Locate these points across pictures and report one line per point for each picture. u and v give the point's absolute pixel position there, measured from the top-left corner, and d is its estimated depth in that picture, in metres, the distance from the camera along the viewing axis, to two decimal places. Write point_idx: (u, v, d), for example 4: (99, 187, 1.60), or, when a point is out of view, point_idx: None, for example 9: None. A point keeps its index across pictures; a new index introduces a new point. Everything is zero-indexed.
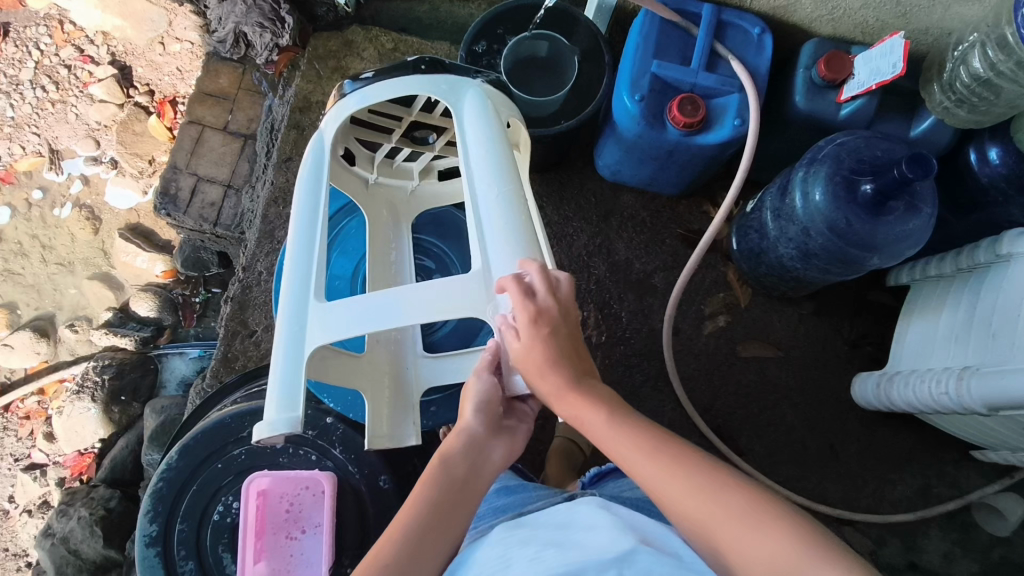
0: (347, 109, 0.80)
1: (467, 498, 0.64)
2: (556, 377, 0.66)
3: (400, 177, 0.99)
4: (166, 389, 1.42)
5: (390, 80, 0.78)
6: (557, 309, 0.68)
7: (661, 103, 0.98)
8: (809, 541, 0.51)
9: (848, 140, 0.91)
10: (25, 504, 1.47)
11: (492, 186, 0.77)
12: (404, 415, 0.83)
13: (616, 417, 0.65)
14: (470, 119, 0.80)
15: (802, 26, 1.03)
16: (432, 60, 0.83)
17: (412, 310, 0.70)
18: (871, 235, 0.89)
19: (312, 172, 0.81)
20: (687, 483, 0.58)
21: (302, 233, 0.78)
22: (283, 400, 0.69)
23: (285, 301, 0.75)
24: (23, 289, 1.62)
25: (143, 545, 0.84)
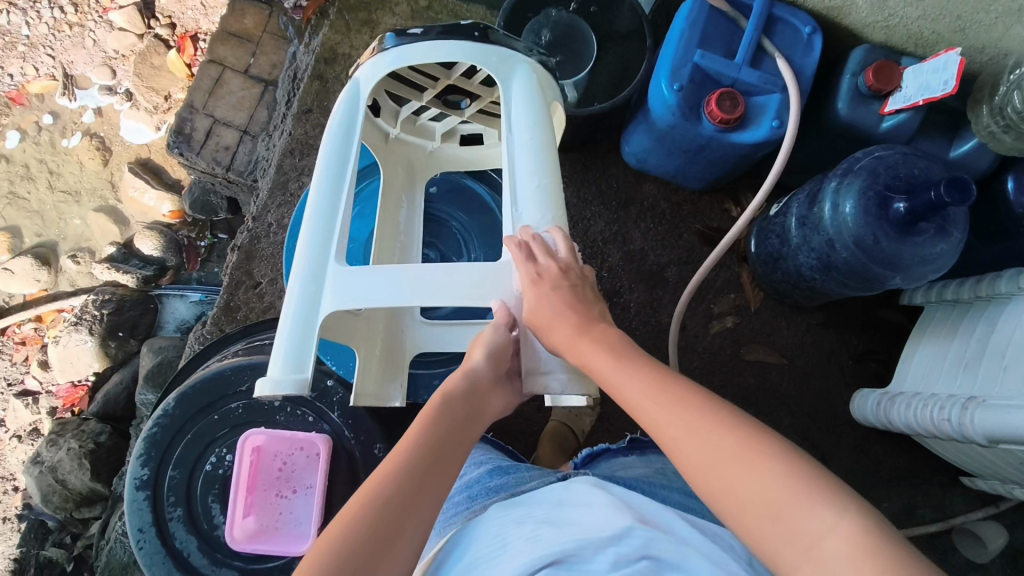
0: (388, 69, 0.76)
1: (468, 434, 0.64)
2: (564, 328, 0.68)
3: (422, 136, 0.96)
4: (165, 330, 1.40)
5: (437, 46, 0.75)
6: (557, 270, 0.71)
7: (699, 95, 0.95)
8: (805, 482, 0.49)
9: (886, 154, 0.88)
10: (16, 429, 1.47)
11: (531, 175, 0.76)
12: (388, 381, 0.84)
13: (622, 359, 0.65)
14: (516, 99, 0.79)
15: (854, 31, 0.99)
16: (487, 29, 0.78)
17: (427, 295, 0.68)
18: (896, 254, 0.87)
19: (343, 127, 0.79)
20: (691, 425, 0.56)
21: (326, 188, 0.76)
22: (290, 359, 0.69)
23: (302, 258, 0.73)
24: (27, 215, 1.60)
25: (132, 488, 0.83)
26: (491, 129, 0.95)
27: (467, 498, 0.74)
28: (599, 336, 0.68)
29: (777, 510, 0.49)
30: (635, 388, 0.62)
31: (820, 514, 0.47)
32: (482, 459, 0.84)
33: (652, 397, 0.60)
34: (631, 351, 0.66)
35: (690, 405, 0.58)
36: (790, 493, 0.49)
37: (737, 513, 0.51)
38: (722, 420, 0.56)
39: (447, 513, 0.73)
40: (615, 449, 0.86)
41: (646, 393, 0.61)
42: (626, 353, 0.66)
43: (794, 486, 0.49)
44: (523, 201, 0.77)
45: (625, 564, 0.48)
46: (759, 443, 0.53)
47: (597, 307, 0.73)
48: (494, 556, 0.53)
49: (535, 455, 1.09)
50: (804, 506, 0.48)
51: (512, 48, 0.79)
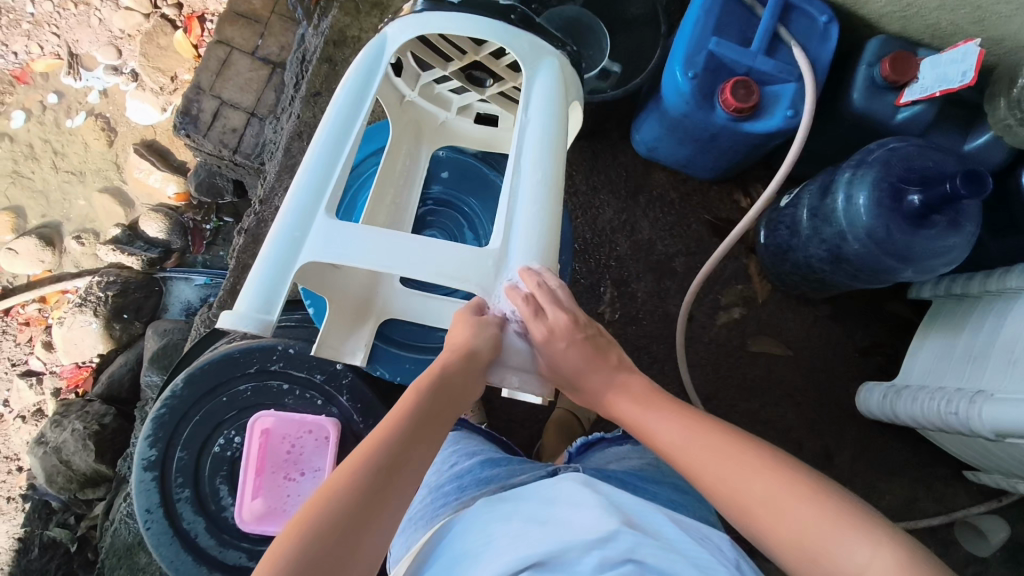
0: (414, 26, 0.75)
1: (455, 409, 0.65)
2: (596, 376, 0.70)
3: (436, 104, 0.94)
4: (169, 313, 1.39)
5: (469, 18, 0.74)
6: (566, 321, 0.69)
7: (713, 83, 0.95)
8: (837, 511, 0.51)
9: (900, 146, 0.88)
10: (20, 410, 1.47)
11: (536, 170, 0.75)
12: (356, 336, 0.83)
13: (646, 402, 0.67)
14: (537, 94, 0.78)
15: (871, 21, 0.98)
16: (523, 14, 0.79)
17: (415, 266, 0.69)
18: (908, 247, 0.87)
19: (361, 77, 0.77)
20: (712, 472, 0.58)
21: (329, 136, 0.76)
22: (258, 298, 0.69)
23: (291, 202, 0.72)
24: (31, 194, 1.58)
25: (140, 468, 0.83)
26: (508, 114, 0.93)
27: (456, 489, 0.73)
28: (622, 381, 0.69)
29: (819, 549, 0.50)
30: (666, 434, 0.63)
31: (854, 547, 0.49)
32: (472, 451, 0.83)
33: (677, 443, 0.62)
34: (658, 394, 0.68)
35: (717, 447, 0.59)
36: (828, 526, 0.51)
37: (781, 553, 0.53)
38: (742, 457, 0.58)
39: (435, 502, 0.72)
40: (609, 439, 0.85)
41: (671, 440, 0.62)
42: (657, 397, 0.67)
43: (828, 526, 0.51)
44: (522, 194, 0.75)
45: (610, 567, 0.48)
46: (787, 484, 0.54)
47: (614, 351, 0.72)
48: (479, 553, 0.53)
49: (538, 444, 1.09)
50: (842, 540, 0.50)
51: (544, 40, 0.79)
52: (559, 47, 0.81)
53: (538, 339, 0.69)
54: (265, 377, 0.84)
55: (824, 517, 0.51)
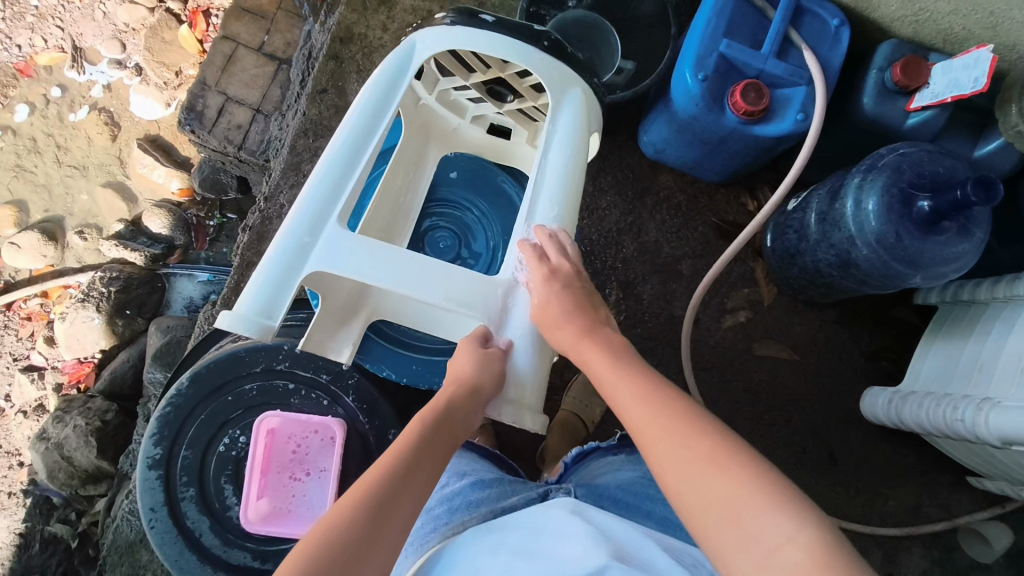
0: (447, 38, 0.75)
1: (456, 437, 0.66)
2: (572, 327, 0.71)
3: (451, 110, 0.93)
4: (172, 309, 1.38)
5: (503, 41, 0.75)
6: (569, 270, 0.74)
7: (723, 86, 0.94)
8: (764, 485, 0.50)
9: (910, 151, 0.88)
10: (21, 405, 1.46)
11: (552, 202, 0.77)
12: (346, 331, 0.82)
13: (618, 359, 0.67)
14: (560, 126, 0.79)
15: (882, 25, 0.97)
16: (556, 41, 0.78)
17: (425, 287, 0.70)
18: (919, 253, 0.86)
19: (387, 86, 0.77)
20: (659, 424, 0.58)
21: (348, 140, 0.75)
22: (261, 300, 0.69)
23: (304, 207, 0.72)
24: (33, 188, 1.58)
25: (144, 467, 0.82)
26: (522, 129, 0.93)
27: (447, 511, 0.71)
28: (602, 339, 0.70)
29: (734, 513, 0.50)
30: (628, 388, 0.63)
31: (766, 520, 0.48)
32: (463, 469, 0.80)
33: (635, 395, 0.62)
34: (631, 355, 0.68)
35: (672, 407, 0.59)
36: (751, 494, 0.50)
37: (695, 513, 0.52)
38: (692, 419, 0.57)
39: (425, 526, 0.70)
40: (604, 447, 0.84)
41: (630, 395, 0.63)
42: (629, 357, 0.68)
43: (752, 494, 0.50)
44: (537, 223, 0.77)
45: None
46: (723, 450, 0.53)
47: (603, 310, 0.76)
48: None
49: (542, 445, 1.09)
50: (760, 510, 0.49)
51: (573, 69, 0.79)
52: (588, 80, 0.81)
53: (540, 280, 0.73)
54: (270, 376, 0.84)
55: (753, 485, 0.50)
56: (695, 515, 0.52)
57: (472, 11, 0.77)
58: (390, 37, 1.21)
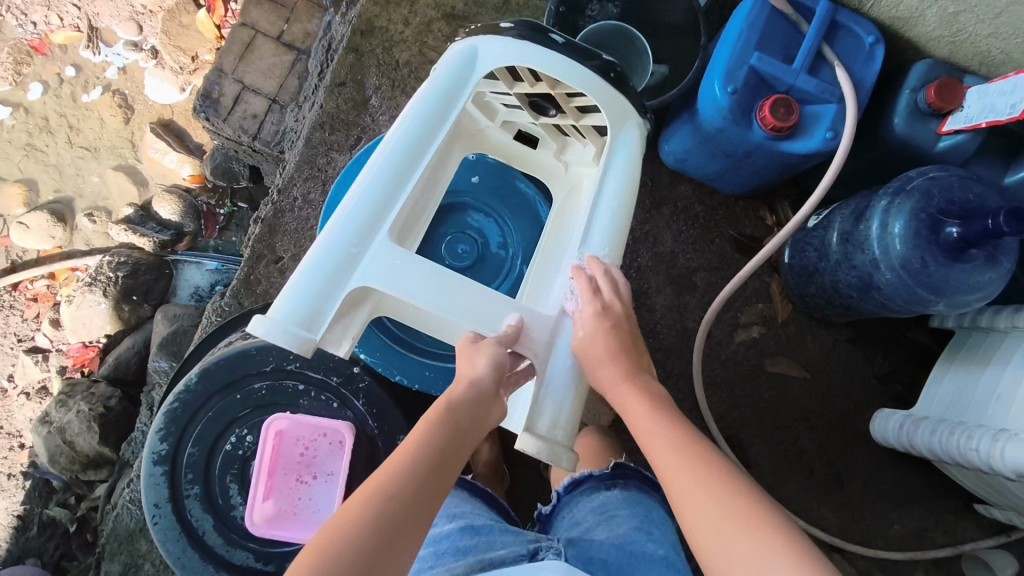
0: (515, 56, 0.74)
1: (470, 438, 0.65)
2: (613, 368, 0.70)
3: (483, 112, 0.88)
4: (178, 297, 1.36)
5: (571, 67, 0.74)
6: (621, 312, 0.73)
7: (752, 100, 0.92)
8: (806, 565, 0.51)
9: (940, 175, 0.86)
10: (24, 386, 1.45)
11: (603, 241, 0.77)
12: (345, 323, 0.75)
13: (658, 409, 0.67)
14: (618, 163, 0.79)
15: (917, 44, 0.95)
16: (620, 72, 0.78)
17: (467, 311, 0.71)
18: (943, 280, 0.85)
19: (441, 87, 0.76)
20: (692, 491, 0.59)
21: (401, 144, 0.74)
22: (302, 313, 0.68)
23: (352, 219, 0.71)
24: (44, 168, 1.56)
25: (150, 462, 0.81)
26: (551, 142, 0.89)
27: (433, 557, 0.72)
28: (642, 385, 0.70)
29: None
30: (665, 445, 0.63)
31: None
32: (453, 508, 0.78)
33: (672, 452, 0.62)
34: (669, 406, 0.68)
35: (711, 473, 0.59)
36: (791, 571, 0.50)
37: None
38: (728, 488, 0.58)
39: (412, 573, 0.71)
40: (598, 477, 0.80)
41: (669, 450, 0.63)
42: (668, 407, 0.68)
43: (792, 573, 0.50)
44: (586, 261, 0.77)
45: None
46: (763, 529, 0.54)
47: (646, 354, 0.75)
48: None
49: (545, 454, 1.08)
50: None
51: (631, 102, 0.79)
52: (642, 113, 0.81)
53: (591, 315, 0.72)
54: (280, 376, 0.82)
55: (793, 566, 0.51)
56: None
57: (538, 27, 0.77)
58: (412, 32, 1.19)
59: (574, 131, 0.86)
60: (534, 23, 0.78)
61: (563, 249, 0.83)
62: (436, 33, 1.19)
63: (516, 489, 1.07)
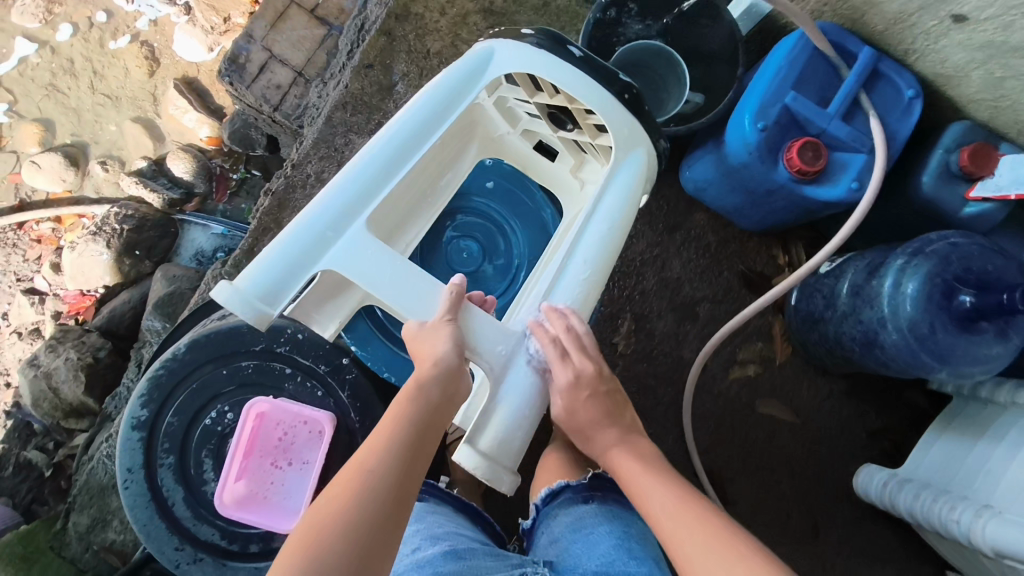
0: (532, 62, 0.73)
1: (439, 422, 0.66)
2: (608, 433, 0.74)
3: (504, 117, 0.86)
4: (180, 257, 1.35)
5: (585, 85, 0.74)
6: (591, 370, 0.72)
7: (781, 138, 0.90)
8: None
9: (962, 242, 0.83)
10: (17, 326, 1.45)
11: (585, 267, 0.74)
12: (334, 305, 0.78)
13: (650, 469, 0.70)
14: (615, 190, 0.77)
15: (957, 104, 0.93)
16: (636, 95, 0.77)
17: (425, 303, 0.70)
18: (950, 349, 0.83)
19: (452, 83, 0.74)
20: (691, 537, 0.60)
21: (399, 135, 0.72)
22: (262, 287, 0.66)
23: (334, 202, 0.69)
24: (63, 110, 1.55)
25: (127, 426, 0.80)
26: (569, 157, 0.87)
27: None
28: (631, 447, 0.73)
29: None
30: (660, 499, 0.66)
31: None
32: (435, 528, 0.75)
33: (666, 507, 0.65)
34: (660, 465, 0.71)
35: (707, 521, 0.62)
36: None
37: None
38: (726, 533, 0.60)
39: None
40: (573, 487, 0.80)
41: (664, 505, 0.65)
42: (661, 467, 0.71)
43: None
44: (563, 285, 0.74)
45: None
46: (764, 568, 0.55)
47: (628, 413, 0.77)
48: None
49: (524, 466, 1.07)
50: None
51: (644, 128, 0.78)
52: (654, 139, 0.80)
53: (563, 382, 0.70)
54: (269, 357, 0.82)
55: None
56: None
57: (558, 38, 0.76)
58: (446, 22, 1.17)
59: (591, 148, 0.84)
60: (556, 35, 0.78)
61: (547, 265, 0.79)
62: (471, 27, 1.17)
63: (489, 497, 1.06)
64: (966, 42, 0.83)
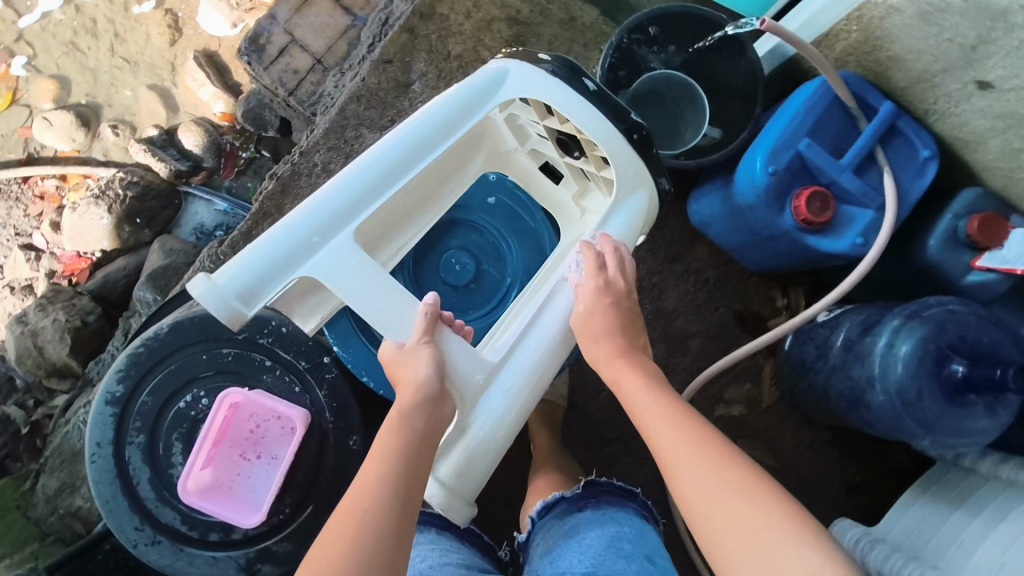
0: (546, 92, 0.74)
1: (429, 453, 0.64)
2: (608, 345, 0.73)
3: (515, 134, 0.85)
4: (180, 231, 1.35)
5: (595, 121, 0.74)
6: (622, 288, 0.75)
7: (790, 185, 0.89)
8: (799, 522, 0.54)
9: (959, 310, 0.82)
10: (11, 279, 1.45)
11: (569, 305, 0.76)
12: (317, 299, 0.78)
13: (651, 383, 0.70)
14: (611, 228, 0.79)
15: (972, 169, 0.91)
16: (645, 136, 0.79)
17: (400, 323, 0.71)
18: (935, 419, 0.82)
19: (461, 99, 0.73)
20: (688, 453, 0.61)
21: (400, 145, 0.71)
22: (242, 285, 0.66)
23: (325, 207, 0.69)
24: (80, 70, 1.55)
25: (101, 401, 0.80)
26: (572, 183, 0.87)
27: None
28: (634, 360, 0.73)
29: (768, 546, 0.53)
30: (656, 413, 0.66)
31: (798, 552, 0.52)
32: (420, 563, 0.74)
33: (665, 421, 0.65)
34: (660, 378, 0.71)
35: (704, 437, 0.62)
36: (783, 529, 0.54)
37: (725, 546, 0.55)
38: (723, 453, 0.60)
39: None
40: (568, 499, 0.80)
41: (662, 418, 0.65)
42: (660, 380, 0.70)
43: (787, 529, 0.54)
44: (546, 316, 0.75)
45: None
46: (759, 491, 0.57)
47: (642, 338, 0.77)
48: None
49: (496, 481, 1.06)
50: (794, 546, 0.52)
51: (649, 169, 0.79)
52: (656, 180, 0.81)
53: (592, 289, 0.75)
54: (249, 347, 0.81)
55: (787, 528, 0.54)
56: (722, 547, 0.55)
57: (575, 68, 0.77)
58: (471, 26, 1.16)
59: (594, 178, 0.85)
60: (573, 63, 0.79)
61: (536, 290, 0.81)
62: (495, 34, 1.16)
63: None
64: (988, 109, 0.81)
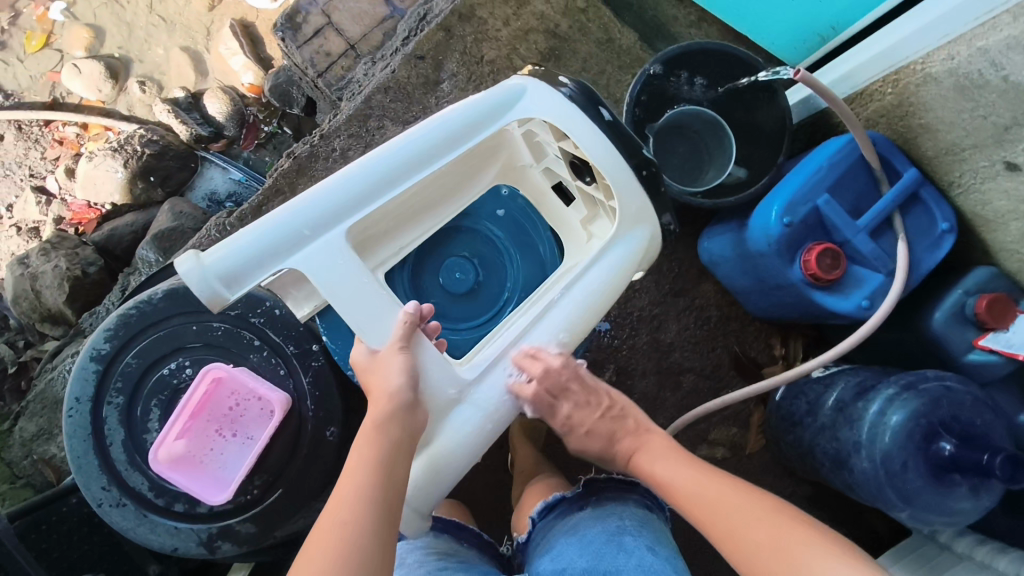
0: (563, 118, 0.74)
1: (406, 458, 0.64)
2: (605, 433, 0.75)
3: (531, 151, 0.86)
4: (193, 194, 1.35)
5: (606, 153, 0.75)
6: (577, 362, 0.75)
7: (805, 238, 0.88)
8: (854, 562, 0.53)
9: (957, 387, 0.81)
10: (19, 220, 1.46)
11: (554, 331, 0.76)
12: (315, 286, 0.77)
13: (664, 459, 0.70)
14: (609, 259, 0.78)
15: (989, 247, 0.90)
16: (654, 174, 0.80)
17: (380, 329, 0.70)
18: (916, 493, 0.81)
19: (475, 111, 0.73)
20: (725, 519, 0.60)
21: (408, 148, 0.70)
22: (228, 267, 0.65)
23: (323, 200, 0.68)
24: (116, 22, 1.55)
25: (87, 356, 0.80)
26: (582, 207, 0.87)
27: None
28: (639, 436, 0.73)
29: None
30: (681, 484, 0.66)
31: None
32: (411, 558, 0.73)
33: (687, 492, 0.64)
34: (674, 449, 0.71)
35: (732, 498, 0.62)
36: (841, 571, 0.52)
37: None
38: (759, 509, 0.60)
39: None
40: (568, 499, 0.80)
41: (686, 489, 0.65)
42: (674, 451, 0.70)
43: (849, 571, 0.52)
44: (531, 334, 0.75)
45: None
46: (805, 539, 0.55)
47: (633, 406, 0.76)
48: None
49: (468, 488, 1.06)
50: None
51: (654, 206, 0.80)
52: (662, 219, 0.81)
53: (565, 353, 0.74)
54: (240, 325, 0.81)
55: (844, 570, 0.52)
56: None
57: (593, 95, 0.77)
58: (507, 33, 1.16)
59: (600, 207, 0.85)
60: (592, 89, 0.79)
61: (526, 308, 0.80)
62: (530, 44, 1.16)
63: None
64: (1013, 191, 0.80)
